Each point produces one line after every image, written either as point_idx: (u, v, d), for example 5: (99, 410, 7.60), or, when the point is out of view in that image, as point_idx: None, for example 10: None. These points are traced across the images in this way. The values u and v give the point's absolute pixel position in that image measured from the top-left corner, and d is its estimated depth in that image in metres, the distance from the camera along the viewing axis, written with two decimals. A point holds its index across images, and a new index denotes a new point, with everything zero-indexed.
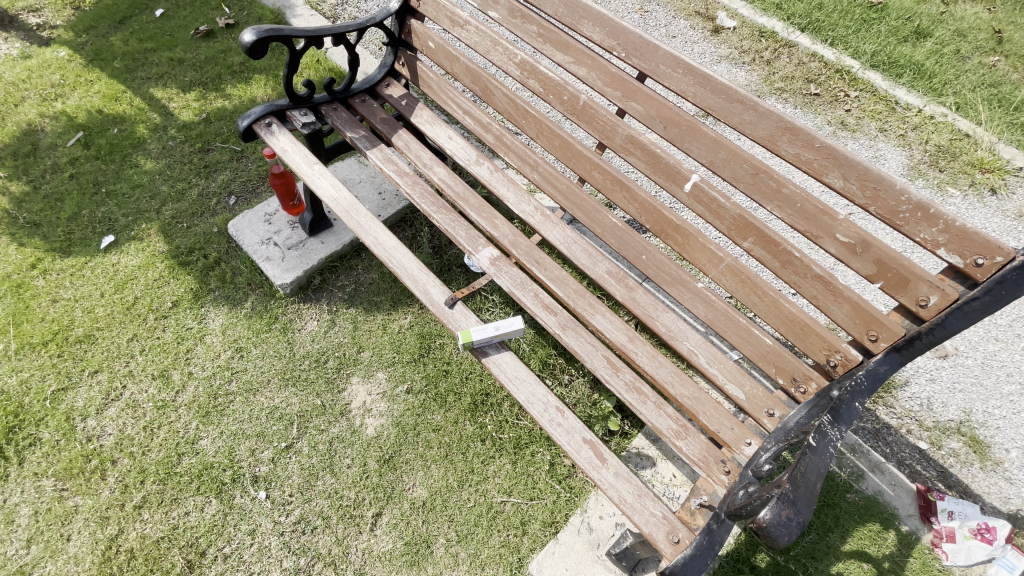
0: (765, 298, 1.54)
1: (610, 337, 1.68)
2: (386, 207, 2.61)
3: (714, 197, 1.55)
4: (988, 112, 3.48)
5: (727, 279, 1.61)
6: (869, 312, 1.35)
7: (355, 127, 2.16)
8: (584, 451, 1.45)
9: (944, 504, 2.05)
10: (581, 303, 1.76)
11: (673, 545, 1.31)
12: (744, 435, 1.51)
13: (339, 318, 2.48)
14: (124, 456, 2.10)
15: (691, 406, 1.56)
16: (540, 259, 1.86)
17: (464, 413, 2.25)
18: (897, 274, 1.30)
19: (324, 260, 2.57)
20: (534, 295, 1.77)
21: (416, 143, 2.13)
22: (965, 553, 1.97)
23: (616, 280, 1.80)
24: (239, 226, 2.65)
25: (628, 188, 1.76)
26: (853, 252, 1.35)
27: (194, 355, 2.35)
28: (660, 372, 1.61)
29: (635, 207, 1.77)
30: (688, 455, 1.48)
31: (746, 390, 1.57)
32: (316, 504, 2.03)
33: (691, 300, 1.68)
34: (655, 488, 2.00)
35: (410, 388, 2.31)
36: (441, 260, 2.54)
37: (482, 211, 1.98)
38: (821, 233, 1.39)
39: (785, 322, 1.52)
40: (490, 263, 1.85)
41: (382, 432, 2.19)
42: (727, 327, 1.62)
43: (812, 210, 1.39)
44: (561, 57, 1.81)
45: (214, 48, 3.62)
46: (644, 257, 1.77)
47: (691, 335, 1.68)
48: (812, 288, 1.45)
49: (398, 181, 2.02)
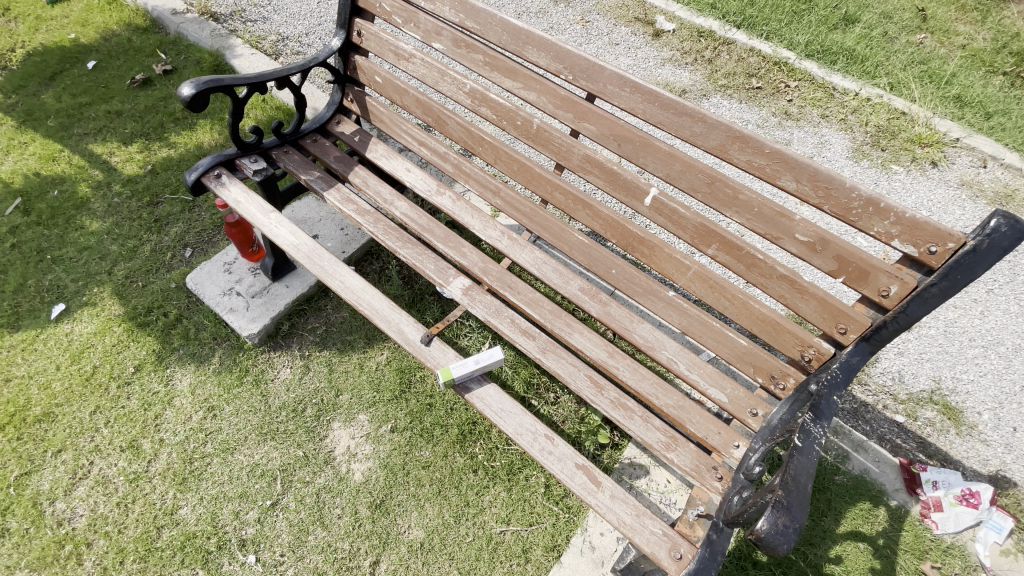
0: (735, 300, 1.56)
1: (591, 355, 1.67)
2: (350, 243, 2.57)
3: (674, 208, 1.57)
4: (920, 89, 3.66)
5: (697, 285, 1.62)
6: (835, 306, 1.39)
7: (309, 168, 2.11)
8: (578, 476, 1.43)
9: (927, 475, 2.12)
10: (557, 323, 1.74)
11: (676, 562, 1.30)
12: (732, 438, 1.53)
13: (313, 363, 2.41)
14: (99, 536, 1.98)
15: (677, 415, 1.56)
16: (512, 284, 1.84)
17: (453, 445, 2.22)
18: (857, 268, 1.34)
19: (292, 304, 2.49)
20: (510, 321, 1.75)
21: (373, 178, 2.09)
22: (953, 520, 2.04)
23: (589, 297, 1.80)
24: (197, 279, 2.54)
25: (590, 206, 1.77)
26: (814, 250, 1.39)
27: (164, 420, 2.25)
28: (643, 385, 1.62)
29: (599, 223, 1.77)
30: (680, 466, 1.48)
31: (728, 393, 1.60)
32: (310, 560, 1.95)
33: (665, 309, 1.69)
34: (652, 498, 2.00)
35: (394, 427, 2.25)
36: (412, 290, 2.50)
37: (449, 240, 1.95)
38: (782, 234, 1.43)
39: (757, 323, 1.55)
40: (462, 293, 1.81)
41: (370, 476, 2.14)
42: (702, 332, 1.63)
43: (770, 213, 1.42)
44: (509, 83, 1.81)
45: (154, 96, 3.51)
46: (614, 271, 1.77)
47: (668, 343, 1.69)
48: (779, 287, 1.48)
49: (359, 220, 1.96)
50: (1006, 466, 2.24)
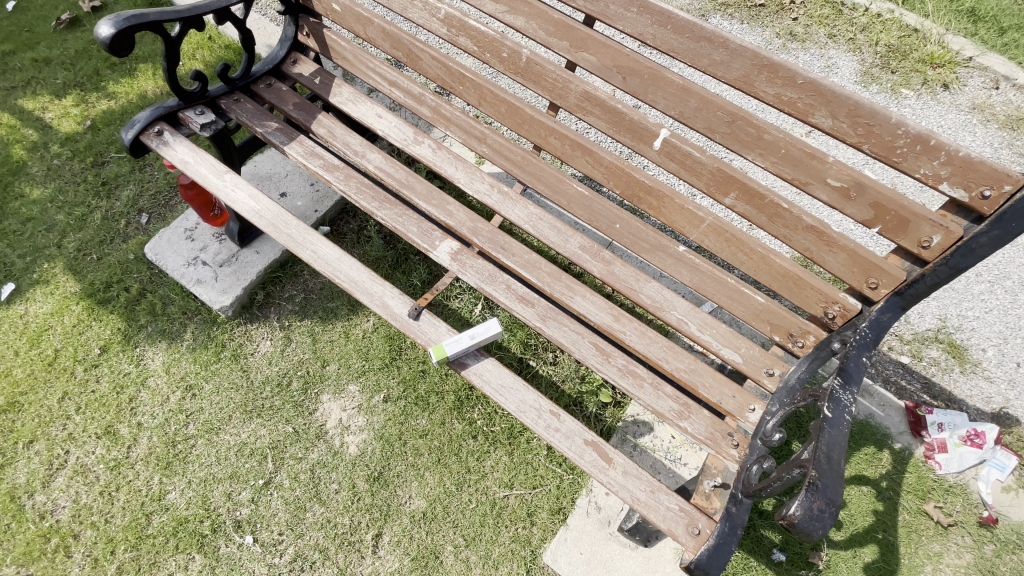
0: (753, 254, 1.41)
1: (595, 319, 1.53)
2: (323, 199, 2.35)
3: (688, 151, 1.37)
4: (934, 3, 3.38)
5: (711, 239, 1.46)
6: (867, 259, 1.26)
7: (265, 119, 1.83)
8: (588, 454, 1.32)
9: (933, 418, 2.10)
10: (558, 287, 1.58)
11: (695, 538, 1.23)
12: (747, 401, 1.44)
13: (295, 333, 2.25)
14: (86, 527, 1.89)
15: (689, 380, 1.46)
16: (505, 245, 1.64)
17: (450, 412, 2.12)
18: (896, 217, 1.19)
19: (265, 271, 2.28)
20: (505, 287, 1.58)
21: (341, 128, 1.81)
22: (957, 461, 2.05)
23: (591, 255, 1.61)
24: (157, 249, 2.31)
25: (591, 152, 1.55)
26: (848, 196, 1.22)
27: (140, 403, 2.11)
28: (652, 349, 1.49)
29: (601, 172, 1.56)
30: (694, 435, 1.38)
31: (742, 353, 1.49)
32: (310, 537, 1.90)
33: (675, 266, 1.53)
34: (657, 456, 1.96)
35: (387, 396, 2.14)
36: (395, 250, 2.31)
37: (431, 197, 1.70)
38: (811, 180, 1.25)
39: (777, 278, 1.41)
40: (451, 258, 1.61)
41: (366, 448, 2.05)
42: (715, 290, 1.50)
43: (799, 155, 1.24)
44: (492, 6, 1.54)
45: (84, 38, 3.09)
46: (617, 226, 1.58)
47: (678, 303, 1.55)
48: (804, 240, 1.32)
49: (327, 177, 1.71)
50: (1008, 403, 2.23)
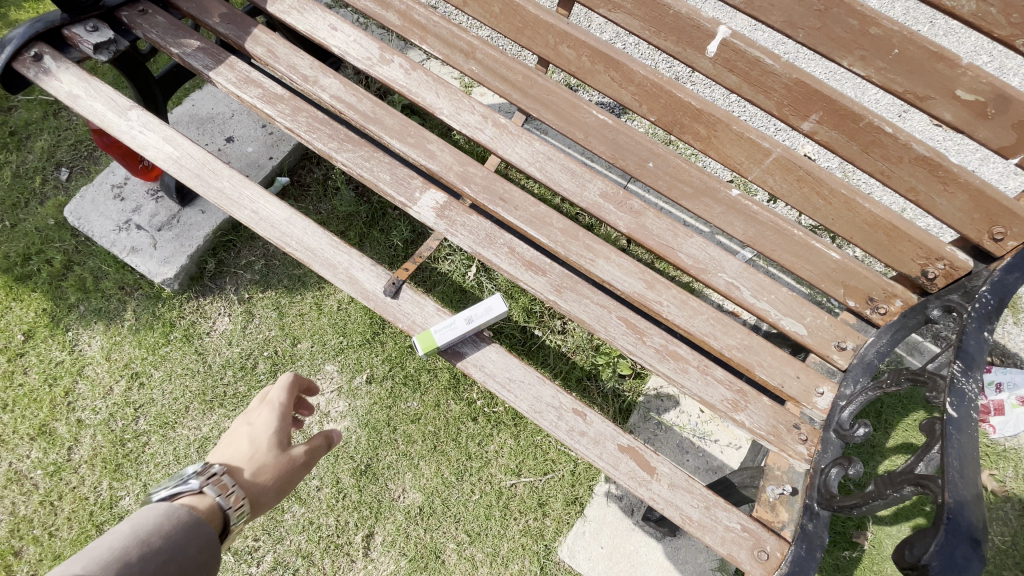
0: (834, 198, 1.08)
1: (624, 288, 1.21)
2: (279, 143, 1.94)
3: (758, 55, 1.00)
4: None
5: (776, 178, 1.11)
6: (995, 200, 0.96)
7: (182, 38, 1.40)
8: (623, 463, 1.05)
9: (992, 377, 1.82)
10: (574, 248, 1.24)
11: (762, 564, 0.98)
12: (814, 383, 1.16)
13: (256, 307, 1.90)
14: (26, 544, 1.62)
15: (743, 360, 1.17)
16: (505, 194, 1.29)
17: (445, 392, 1.83)
18: None
19: (214, 235, 1.89)
20: (507, 251, 1.24)
21: (285, 46, 1.39)
22: (1013, 424, 1.82)
23: (614, 204, 1.27)
24: (79, 211, 1.90)
25: (616, 65, 1.16)
26: (982, 113, 0.92)
27: (78, 396, 1.79)
28: (696, 323, 1.19)
29: (629, 91, 1.17)
30: (753, 430, 1.10)
31: (807, 324, 1.19)
32: (291, 542, 1.66)
33: (724, 216, 1.20)
34: (685, 435, 1.71)
35: (371, 377, 1.84)
36: (370, 204, 1.94)
37: (407, 134, 1.32)
38: (930, 92, 0.95)
39: (862, 228, 1.09)
40: (436, 215, 1.25)
41: (349, 438, 1.77)
42: (776, 245, 1.18)
43: (920, 55, 0.92)
44: None
45: None
46: (650, 164, 1.23)
47: (726, 263, 1.23)
48: (909, 176, 1.00)
49: (269, 112, 1.30)
50: None
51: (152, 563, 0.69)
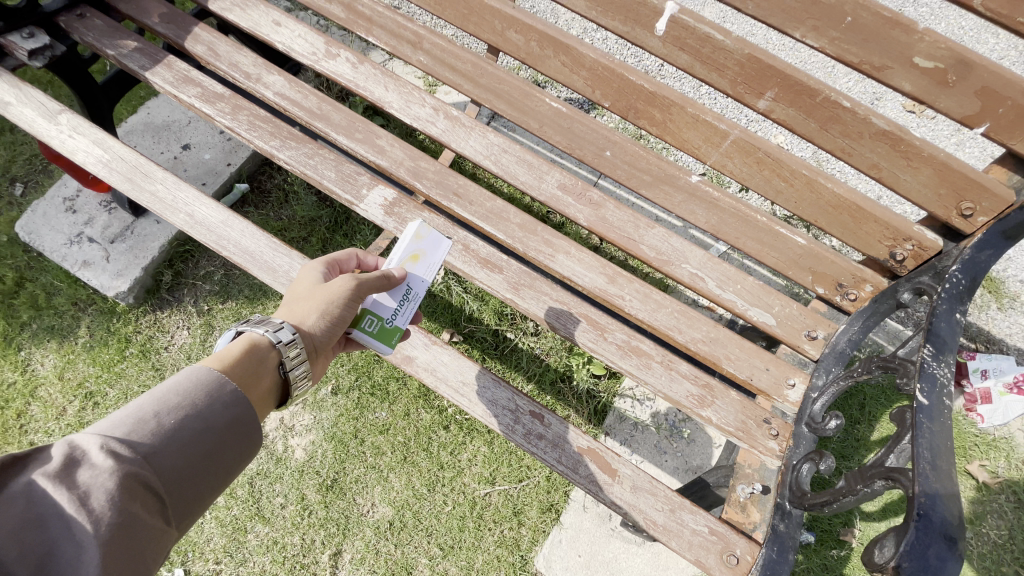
0: (795, 179, 1.03)
1: (584, 283, 1.16)
2: (236, 149, 1.88)
3: (706, 33, 0.96)
4: None
5: (736, 162, 1.06)
6: (963, 174, 0.89)
7: (118, 40, 1.34)
8: (583, 466, 1.00)
9: (975, 364, 1.76)
10: (531, 243, 1.19)
11: (732, 569, 0.93)
12: (784, 375, 1.11)
13: (216, 319, 1.83)
14: None
15: (709, 354, 1.11)
16: (459, 189, 1.23)
17: (414, 401, 1.77)
18: (1015, 109, 0.82)
19: (170, 246, 1.83)
20: (461, 248, 1.18)
21: (226, 44, 1.33)
22: (1001, 412, 1.72)
23: (573, 196, 1.22)
24: (30, 226, 1.82)
25: (567, 50, 1.11)
26: (946, 82, 0.84)
27: (31, 419, 1.72)
28: (659, 317, 1.14)
29: (582, 76, 1.13)
30: (721, 427, 1.05)
31: (776, 314, 1.14)
32: (255, 563, 1.59)
33: (685, 204, 1.15)
34: (661, 435, 1.66)
35: (337, 388, 1.77)
36: (333, 207, 1.88)
37: (355, 130, 1.26)
38: (890, 62, 0.87)
39: (826, 211, 1.03)
40: (385, 213, 1.20)
41: (315, 452, 1.70)
42: (740, 231, 1.13)
43: (875, 23, 0.85)
44: None
45: None
46: (607, 153, 1.18)
47: (690, 253, 1.18)
48: (872, 153, 0.94)
49: (209, 113, 1.25)
50: None
51: (184, 426, 0.65)
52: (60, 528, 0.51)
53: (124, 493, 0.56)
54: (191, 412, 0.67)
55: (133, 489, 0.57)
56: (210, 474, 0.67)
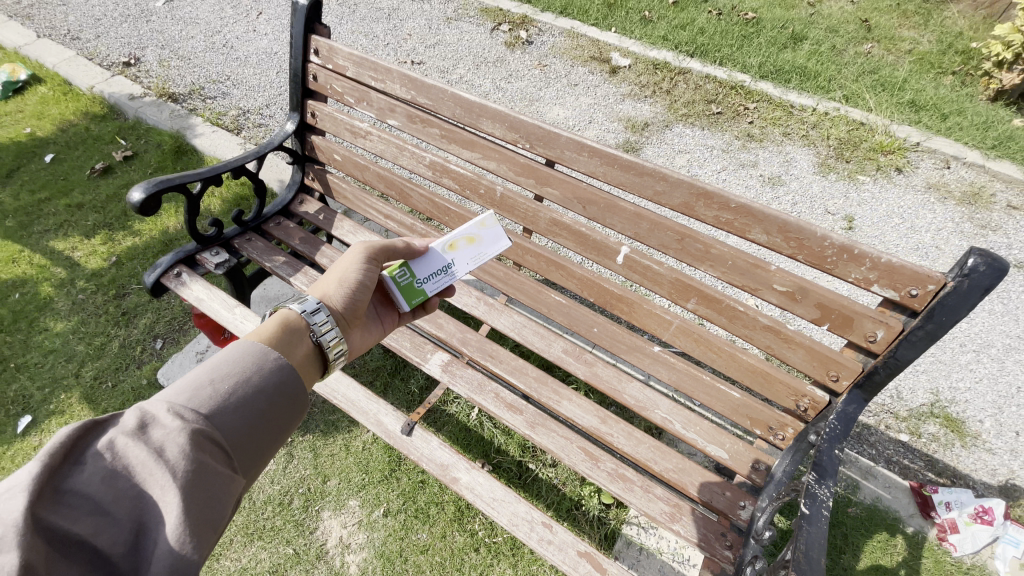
0: (722, 353, 1.51)
1: (584, 423, 1.59)
2: None
3: (648, 264, 1.53)
4: (875, 99, 3.79)
5: (681, 339, 1.56)
6: (823, 353, 1.35)
7: (273, 254, 2.03)
8: (582, 566, 1.33)
9: (939, 497, 2.03)
10: (544, 392, 1.66)
11: None
12: (737, 498, 1.46)
13: (297, 449, 2.29)
14: None
15: (679, 480, 1.48)
16: (493, 352, 1.76)
17: (450, 524, 2.10)
18: (841, 315, 1.30)
19: None
20: (493, 395, 1.66)
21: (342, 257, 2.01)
22: (970, 541, 1.94)
23: (574, 358, 1.72)
24: (169, 373, 2.47)
25: (564, 267, 1.71)
26: (794, 299, 1.35)
27: None
28: (640, 450, 1.54)
29: (574, 283, 1.71)
30: (688, 538, 1.39)
31: (727, 449, 1.53)
32: None
33: (653, 366, 1.62)
34: (663, 559, 1.91)
35: (387, 510, 2.14)
36: (394, 359, 2.44)
37: (423, 313, 1.85)
38: (759, 286, 1.39)
39: (747, 374, 1.49)
40: (442, 370, 1.72)
41: (366, 568, 2.01)
42: (694, 387, 1.58)
43: (745, 265, 1.38)
44: (469, 154, 1.75)
45: (115, 184, 3.37)
46: (595, 329, 1.71)
47: (661, 402, 1.62)
48: (765, 338, 1.43)
49: None
50: (1014, 473, 2.18)
51: (239, 391, 0.88)
52: (145, 472, 0.71)
53: (195, 445, 0.77)
54: (240, 380, 0.89)
55: (202, 442, 0.79)
56: (262, 430, 0.89)
